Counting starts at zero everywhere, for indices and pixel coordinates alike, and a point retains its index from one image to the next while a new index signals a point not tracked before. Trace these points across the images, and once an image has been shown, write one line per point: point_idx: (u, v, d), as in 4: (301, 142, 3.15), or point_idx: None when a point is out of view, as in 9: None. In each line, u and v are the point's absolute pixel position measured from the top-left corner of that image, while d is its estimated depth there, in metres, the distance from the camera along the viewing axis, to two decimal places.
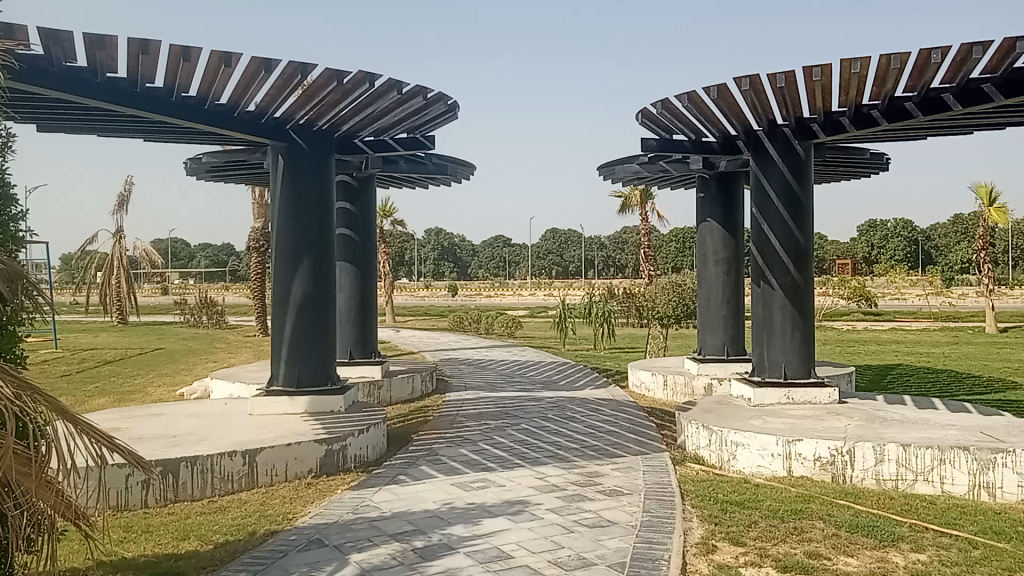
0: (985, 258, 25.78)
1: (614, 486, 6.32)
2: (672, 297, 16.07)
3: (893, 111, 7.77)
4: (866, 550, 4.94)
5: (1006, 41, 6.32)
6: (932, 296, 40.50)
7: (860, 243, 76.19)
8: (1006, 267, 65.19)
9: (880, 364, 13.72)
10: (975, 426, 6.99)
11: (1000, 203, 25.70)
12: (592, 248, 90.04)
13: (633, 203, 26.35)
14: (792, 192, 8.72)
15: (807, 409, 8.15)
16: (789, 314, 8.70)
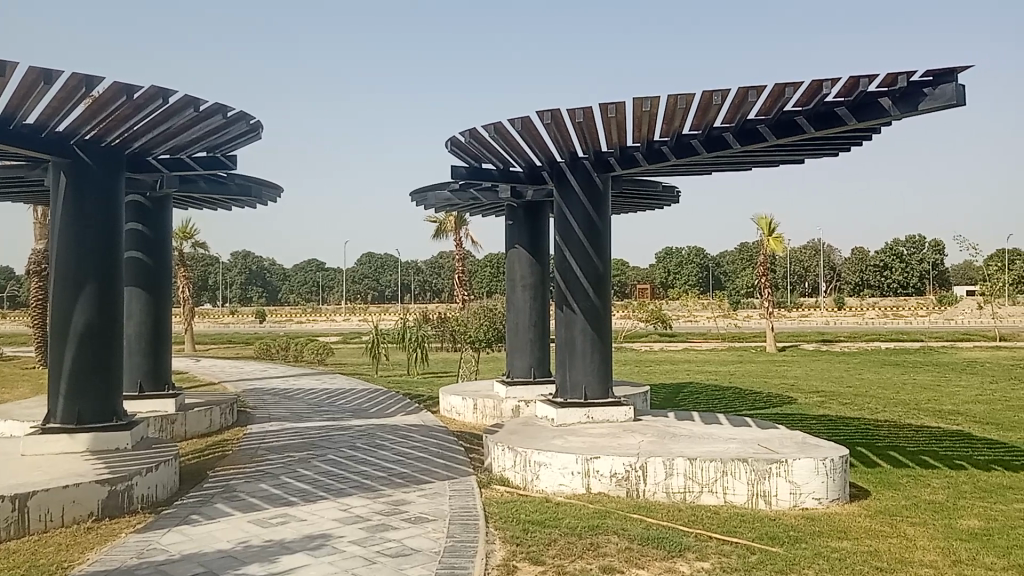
0: (766, 284, 28.21)
1: (419, 513, 6.30)
2: (484, 322, 16.36)
3: (682, 147, 8.41)
4: (657, 562, 5.24)
5: (775, 87, 7.01)
6: (719, 318, 43.80)
7: (658, 268, 81.19)
8: (783, 292, 71.76)
9: (675, 383, 14.62)
10: (753, 439, 7.62)
11: (777, 233, 28.25)
12: (408, 272, 89.88)
13: (448, 229, 26.63)
14: (592, 222, 9.17)
15: (605, 428, 8.56)
16: (589, 337, 9.11)
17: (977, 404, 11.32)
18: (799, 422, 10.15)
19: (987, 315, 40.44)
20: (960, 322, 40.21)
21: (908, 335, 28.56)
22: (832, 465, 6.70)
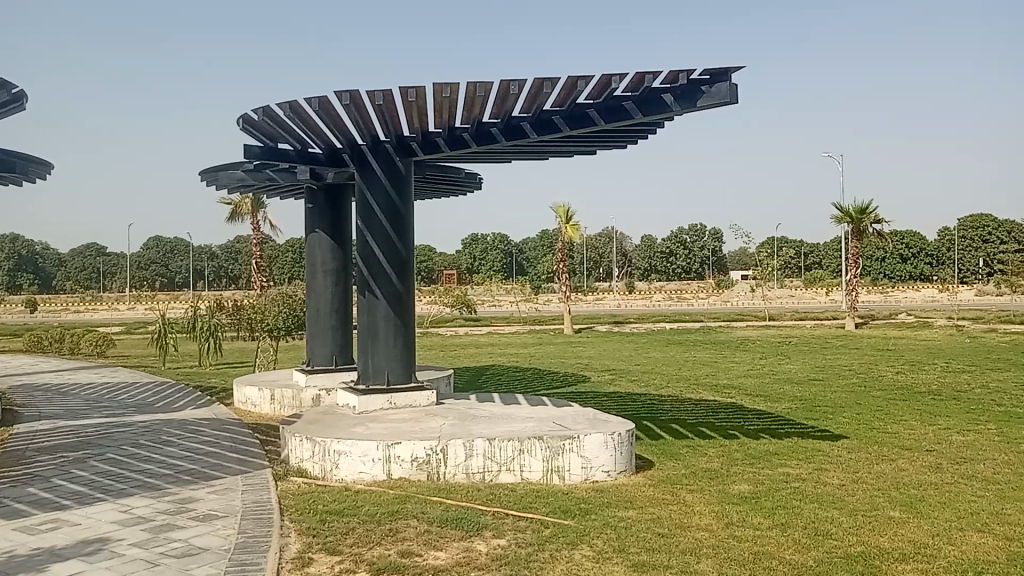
0: (564, 269, 29.35)
1: (208, 510, 5.98)
2: (282, 310, 15.80)
3: (481, 134, 8.55)
4: (454, 542, 5.31)
5: (569, 80, 7.27)
6: (520, 303, 45.05)
7: (462, 254, 82.15)
8: (581, 277, 74.99)
9: (477, 366, 14.88)
10: (548, 418, 7.91)
11: (575, 220, 29.44)
12: (201, 258, 85.03)
13: (244, 211, 25.44)
14: (394, 207, 9.08)
15: (406, 413, 8.56)
16: (392, 323, 9.04)
17: (748, 378, 12.42)
18: (593, 400, 10.66)
19: (757, 297, 44.45)
20: (735, 304, 43.93)
21: (690, 316, 30.82)
22: (620, 438, 7.10)
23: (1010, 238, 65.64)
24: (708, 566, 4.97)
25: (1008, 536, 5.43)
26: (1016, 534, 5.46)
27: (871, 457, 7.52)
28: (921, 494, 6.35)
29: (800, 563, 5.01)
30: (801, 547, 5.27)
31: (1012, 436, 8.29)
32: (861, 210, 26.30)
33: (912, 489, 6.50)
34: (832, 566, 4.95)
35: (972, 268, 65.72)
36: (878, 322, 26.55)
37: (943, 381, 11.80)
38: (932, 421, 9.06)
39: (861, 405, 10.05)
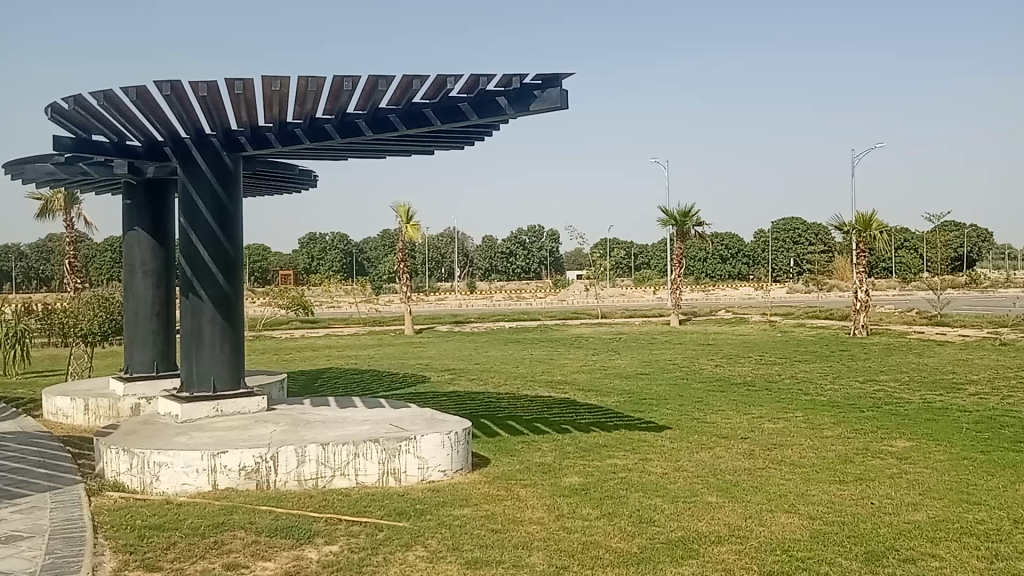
0: (404, 270, 29.17)
1: (9, 531, 5.50)
2: (99, 313, 14.75)
3: (315, 131, 8.36)
4: (284, 551, 5.16)
5: (404, 79, 7.23)
6: (359, 304, 44.29)
7: (301, 254, 79.86)
8: (422, 277, 74.76)
9: (313, 369, 14.51)
10: (384, 420, 7.84)
11: (415, 220, 29.34)
12: (7, 257, 77.86)
13: (55, 207, 23.55)
14: (221, 204, 8.69)
15: (235, 420, 8.22)
16: (219, 325, 8.67)
17: (582, 374, 12.84)
18: (430, 400, 10.67)
19: (592, 297, 46.05)
20: (571, 303, 45.24)
21: (526, 315, 31.45)
22: (456, 438, 7.15)
23: (817, 240, 71.50)
24: (539, 558, 5.09)
25: (810, 515, 5.91)
26: (817, 513, 5.95)
27: (692, 446, 7.97)
28: (736, 480, 6.79)
29: (626, 550, 5.23)
30: (626, 535, 5.50)
31: (815, 422, 9.04)
32: (684, 213, 27.83)
33: (728, 475, 6.94)
34: (654, 552, 5.20)
35: (784, 268, 71.08)
36: (701, 318, 28.14)
37: (757, 373, 12.69)
38: (747, 410, 9.72)
39: (685, 397, 10.63)
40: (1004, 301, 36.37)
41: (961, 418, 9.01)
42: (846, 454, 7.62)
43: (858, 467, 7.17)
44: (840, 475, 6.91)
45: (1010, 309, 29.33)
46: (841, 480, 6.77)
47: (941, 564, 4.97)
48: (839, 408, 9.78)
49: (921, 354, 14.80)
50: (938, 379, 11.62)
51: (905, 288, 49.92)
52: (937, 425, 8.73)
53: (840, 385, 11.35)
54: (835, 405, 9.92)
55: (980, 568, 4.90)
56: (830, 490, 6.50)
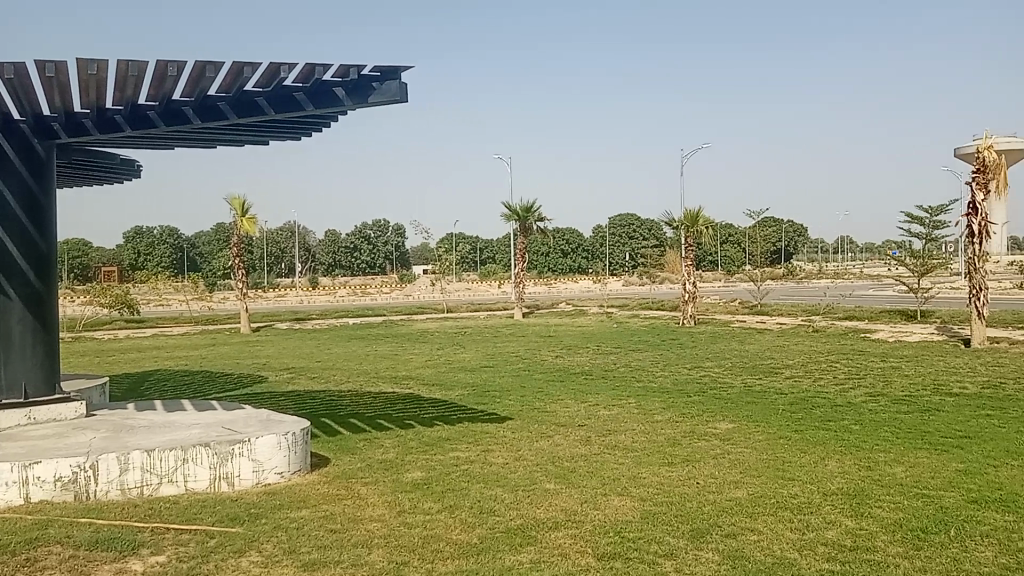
0: (239, 265, 28.00)
1: None
2: None
3: (137, 118, 7.88)
4: (105, 565, 4.84)
5: (234, 66, 6.93)
6: (191, 303, 42.07)
7: (126, 250, 74.93)
8: (261, 273, 72.06)
9: (140, 371, 13.65)
10: (217, 422, 7.51)
11: (251, 214, 28.23)
12: None
13: None
14: (32, 196, 8.02)
15: (49, 428, 7.60)
16: (30, 327, 8.01)
17: (425, 369, 12.81)
18: (268, 400, 10.31)
19: (436, 293, 46.03)
20: (415, 298, 45.04)
21: (370, 311, 31.00)
22: (293, 438, 6.96)
23: (652, 236, 74.85)
24: (378, 556, 5.03)
25: (642, 497, 6.18)
26: (648, 494, 6.24)
27: (532, 436, 8.15)
28: (573, 466, 7.01)
29: (466, 541, 5.27)
30: (467, 527, 5.55)
31: (648, 408, 9.47)
32: (526, 209, 28.33)
33: (566, 462, 7.15)
34: (494, 541, 5.27)
35: (621, 262, 73.99)
36: (542, 312, 28.76)
37: (595, 362, 13.13)
38: (585, 399, 10.05)
39: (526, 388, 10.84)
40: (814, 291, 39.52)
41: (777, 400, 9.71)
42: (675, 437, 8.03)
43: (686, 449, 7.58)
44: (670, 457, 7.28)
45: (820, 298, 31.94)
46: (670, 462, 7.13)
47: (758, 537, 5.34)
48: (670, 394, 10.29)
49: (744, 341, 15.84)
50: (757, 364, 12.45)
51: (730, 280, 53.27)
52: (756, 406, 9.38)
53: (671, 373, 11.95)
54: (666, 391, 10.43)
55: (791, 538, 5.30)
56: (660, 472, 6.84)
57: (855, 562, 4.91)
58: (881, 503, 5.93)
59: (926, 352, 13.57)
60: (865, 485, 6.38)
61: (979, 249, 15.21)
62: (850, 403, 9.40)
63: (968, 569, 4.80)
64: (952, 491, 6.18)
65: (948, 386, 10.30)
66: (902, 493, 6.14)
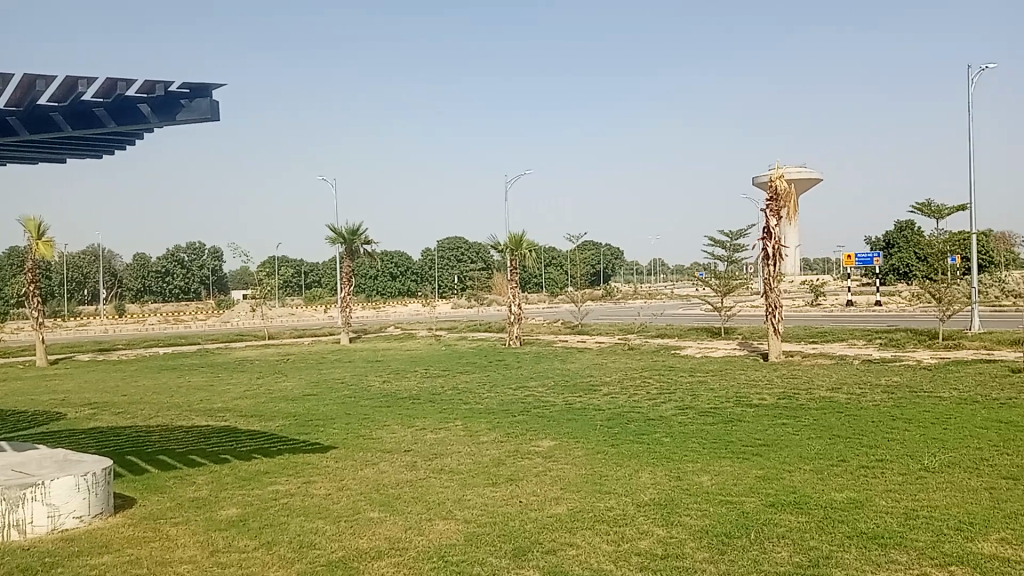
0: (33, 292, 25.67)
1: None
2: None
3: None
4: None
5: (28, 79, 6.45)
6: None
7: None
8: (62, 300, 66.46)
9: None
10: (5, 465, 6.83)
11: (48, 236, 26.01)
12: None
13: None
14: None
15: None
16: None
17: (244, 399, 12.27)
18: (66, 439, 9.49)
19: (257, 318, 44.25)
20: (235, 324, 43.09)
21: (184, 339, 29.31)
22: (94, 479, 6.44)
23: (480, 258, 75.99)
24: None
25: (466, 519, 6.22)
26: (472, 516, 6.29)
27: (355, 464, 8.00)
28: (397, 493, 6.94)
29: None
30: (286, 562, 5.36)
31: (473, 430, 9.55)
32: (352, 231, 27.90)
33: (390, 489, 7.07)
34: None
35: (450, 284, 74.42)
36: (369, 336, 28.36)
37: (422, 386, 13.09)
38: (411, 424, 9.99)
39: (350, 415, 10.63)
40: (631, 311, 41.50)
41: (596, 417, 10.08)
42: (499, 457, 8.15)
43: (509, 468, 7.71)
44: (494, 477, 7.38)
45: (636, 317, 33.61)
46: (493, 482, 7.23)
47: (577, 551, 5.51)
48: (495, 414, 10.45)
49: (566, 361, 16.35)
50: (578, 383, 12.90)
51: (555, 301, 54.91)
52: (577, 424, 9.69)
53: (496, 394, 12.13)
54: (491, 412, 10.57)
55: (607, 550, 5.51)
56: (484, 493, 6.92)
57: (666, 569, 5.18)
58: (690, 511, 6.29)
59: (730, 367, 14.56)
60: (676, 494, 6.75)
61: (773, 270, 16.55)
62: (663, 417, 9.92)
63: (765, 569, 5.18)
64: (752, 497, 6.65)
65: (749, 398, 11.11)
66: (709, 501, 6.55)
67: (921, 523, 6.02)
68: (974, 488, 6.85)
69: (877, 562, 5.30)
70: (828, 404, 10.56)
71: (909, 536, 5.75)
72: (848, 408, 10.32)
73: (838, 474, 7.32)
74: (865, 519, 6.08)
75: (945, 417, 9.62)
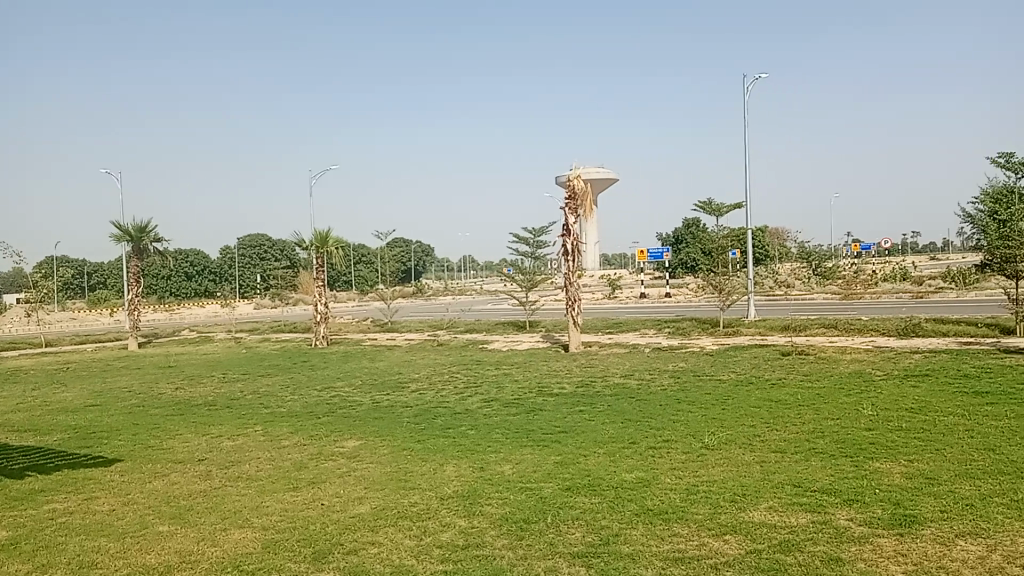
0: None
1: None
2: None
3: None
4: None
5: None
6: None
7: None
8: None
9: None
10: None
11: None
12: None
13: None
14: None
15: None
16: None
17: (14, 414, 11.15)
18: None
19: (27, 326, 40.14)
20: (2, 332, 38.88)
21: None
22: None
23: (284, 257, 73.58)
24: None
25: (265, 526, 6.04)
26: (271, 522, 6.11)
27: (143, 477, 7.53)
28: (190, 504, 6.61)
29: None
30: None
31: (274, 434, 9.27)
32: (140, 229, 26.09)
33: (182, 500, 6.72)
34: None
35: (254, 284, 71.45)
36: (160, 340, 26.63)
37: (219, 391, 12.52)
38: (206, 431, 9.53)
39: (139, 425, 9.98)
40: (439, 308, 41.79)
41: (402, 413, 10.10)
42: (301, 460, 7.97)
43: (311, 471, 7.56)
44: (294, 481, 7.21)
45: (443, 314, 33.90)
46: (294, 487, 7.06)
47: (379, 549, 5.51)
48: (298, 417, 10.19)
49: (373, 359, 16.19)
50: (384, 381, 12.84)
51: (363, 299, 54.22)
52: (383, 422, 9.65)
53: (300, 395, 11.83)
54: (294, 415, 10.29)
55: (409, 546, 5.55)
56: (283, 498, 6.74)
57: (466, 559, 5.29)
58: (492, 501, 6.46)
59: (534, 359, 15.07)
60: (478, 485, 6.91)
61: (572, 265, 17.30)
62: (467, 410, 10.11)
63: (560, 551, 5.42)
64: (549, 482, 6.94)
65: (550, 388, 11.56)
66: (509, 490, 6.76)
67: (701, 497, 6.54)
68: (747, 462, 7.53)
69: (661, 536, 5.69)
70: (622, 390, 11.20)
71: (689, 510, 6.23)
72: (639, 393, 11.01)
73: (630, 455, 7.79)
74: (652, 497, 6.52)
75: (724, 398, 10.50)
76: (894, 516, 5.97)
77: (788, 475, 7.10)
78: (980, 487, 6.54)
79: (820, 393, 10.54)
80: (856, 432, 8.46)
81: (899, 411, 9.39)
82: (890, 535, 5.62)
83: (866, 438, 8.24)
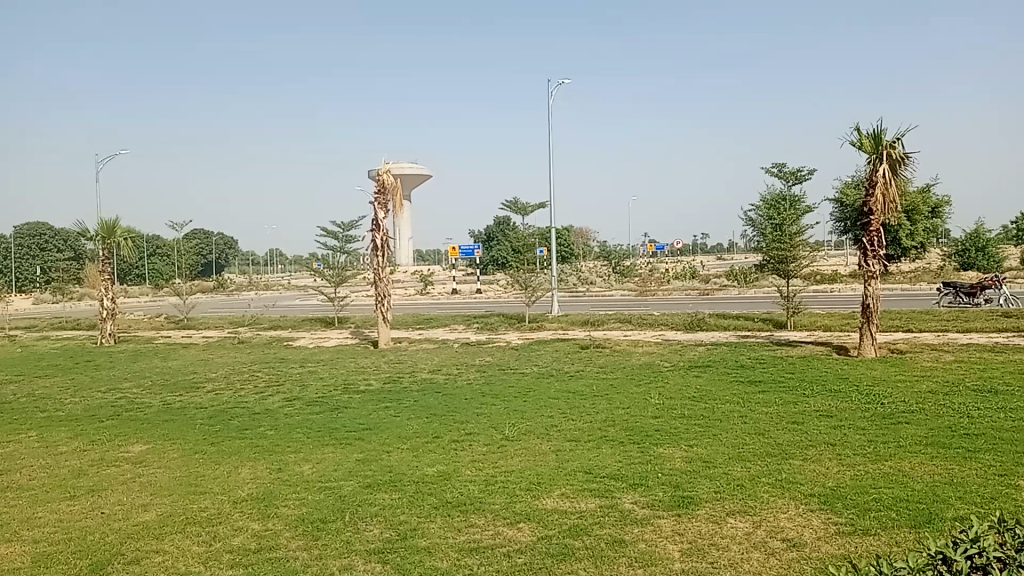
0: None
1: None
2: None
3: None
4: None
5: None
6: None
7: None
8: None
9: None
10: None
11: None
12: None
13: None
14: None
15: None
16: None
17: None
18: None
19: None
20: None
21: None
22: None
23: (67, 248, 67.60)
24: None
25: (34, 539, 5.57)
26: (41, 535, 5.64)
27: None
28: None
29: None
30: None
31: (50, 440, 8.54)
32: None
33: None
34: None
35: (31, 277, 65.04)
36: None
37: None
38: None
39: None
40: (241, 303, 40.04)
41: (196, 415, 9.63)
42: (80, 468, 7.41)
43: (92, 479, 7.05)
44: (71, 490, 6.69)
45: (246, 310, 32.53)
46: (71, 496, 6.56)
47: (163, 557, 5.24)
48: (78, 421, 9.46)
49: (166, 358, 15.28)
50: (177, 381, 12.17)
51: (157, 294, 50.88)
52: (175, 424, 9.15)
53: (82, 398, 10.95)
54: (73, 419, 9.53)
55: (197, 552, 5.32)
56: (57, 509, 6.24)
57: (258, 562, 5.15)
58: (288, 501, 6.33)
59: (340, 355, 14.82)
60: (275, 487, 6.73)
61: (382, 261, 17.18)
62: (268, 410, 9.80)
63: (357, 548, 5.40)
64: (350, 480, 6.89)
65: (356, 385, 11.43)
66: (307, 489, 6.64)
67: (499, 487, 6.74)
68: (544, 452, 7.84)
69: (458, 528, 5.81)
70: (428, 385, 11.29)
71: (487, 500, 6.41)
72: (445, 387, 11.16)
73: (432, 450, 7.88)
74: (451, 489, 6.65)
75: (526, 390, 10.86)
76: (673, 498, 6.45)
77: (581, 463, 7.47)
78: (748, 468, 7.21)
79: (614, 384, 11.15)
80: (644, 420, 9.05)
81: (682, 399, 10.14)
82: (669, 516, 6.07)
83: (653, 425, 8.84)
